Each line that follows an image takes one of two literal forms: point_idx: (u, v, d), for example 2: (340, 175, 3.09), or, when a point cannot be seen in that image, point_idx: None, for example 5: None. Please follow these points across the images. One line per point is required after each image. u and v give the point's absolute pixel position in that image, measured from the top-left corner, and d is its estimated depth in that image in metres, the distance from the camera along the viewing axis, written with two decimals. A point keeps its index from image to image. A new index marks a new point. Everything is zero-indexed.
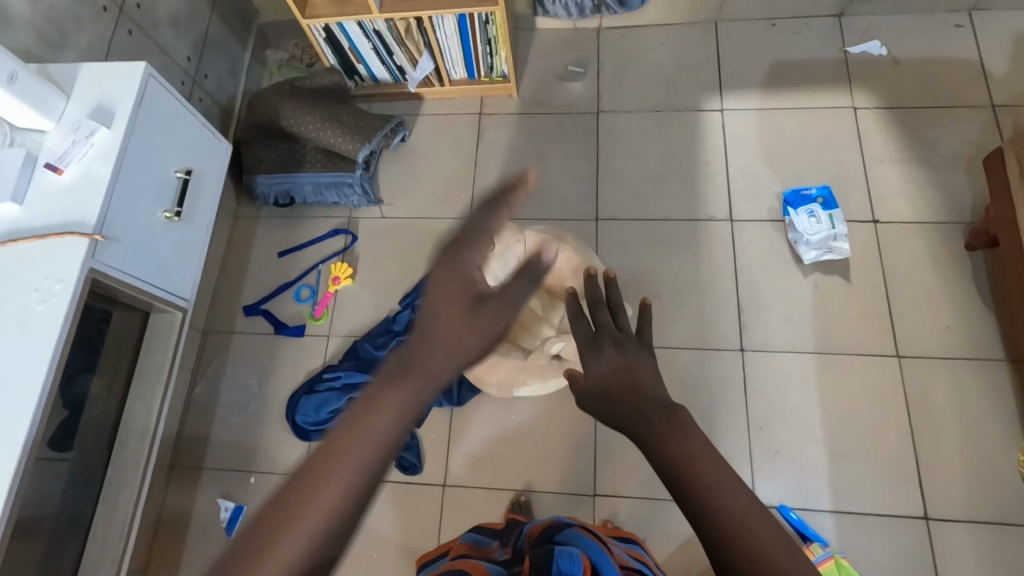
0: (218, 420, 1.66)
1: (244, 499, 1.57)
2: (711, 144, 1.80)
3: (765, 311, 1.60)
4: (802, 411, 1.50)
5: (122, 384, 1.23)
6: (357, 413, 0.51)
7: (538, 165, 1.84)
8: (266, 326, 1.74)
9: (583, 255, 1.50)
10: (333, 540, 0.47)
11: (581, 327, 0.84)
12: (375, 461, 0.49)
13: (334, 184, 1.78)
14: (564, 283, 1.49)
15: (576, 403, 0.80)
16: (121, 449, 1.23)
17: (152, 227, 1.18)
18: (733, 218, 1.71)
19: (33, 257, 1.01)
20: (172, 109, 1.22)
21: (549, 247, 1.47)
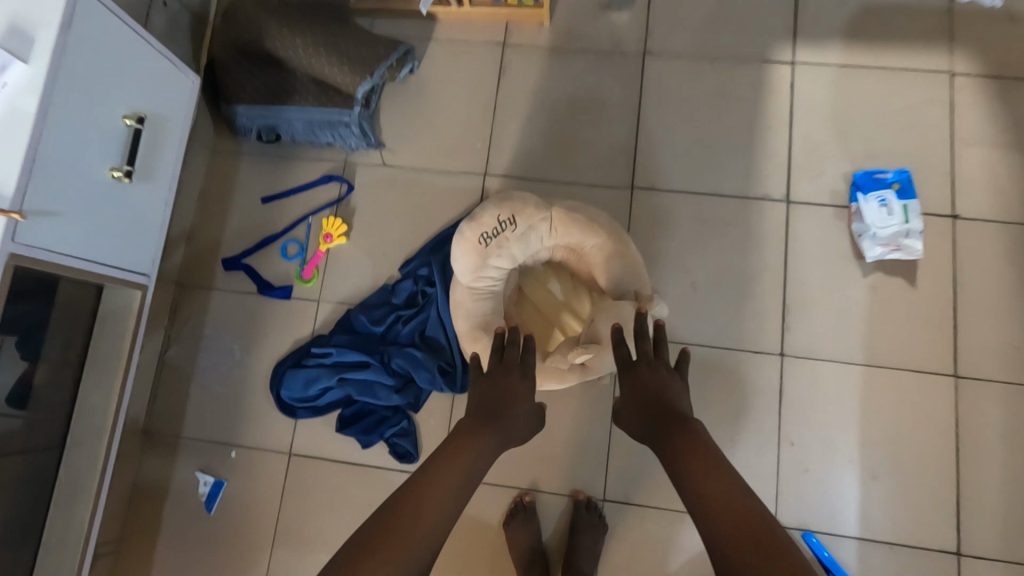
0: (195, 386, 1.51)
1: (225, 474, 1.46)
2: (775, 106, 1.53)
3: (813, 313, 1.42)
4: (840, 428, 1.36)
5: (71, 372, 1.05)
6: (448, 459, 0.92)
7: (569, 116, 1.57)
8: (248, 284, 1.55)
9: (618, 239, 1.29)
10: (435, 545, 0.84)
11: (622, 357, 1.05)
12: (459, 494, 0.90)
13: (327, 122, 1.51)
14: (591, 270, 1.33)
15: (624, 417, 1.03)
16: (80, 425, 1.07)
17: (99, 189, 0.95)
18: (790, 199, 1.47)
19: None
20: (116, 34, 0.94)
21: (579, 230, 1.29)
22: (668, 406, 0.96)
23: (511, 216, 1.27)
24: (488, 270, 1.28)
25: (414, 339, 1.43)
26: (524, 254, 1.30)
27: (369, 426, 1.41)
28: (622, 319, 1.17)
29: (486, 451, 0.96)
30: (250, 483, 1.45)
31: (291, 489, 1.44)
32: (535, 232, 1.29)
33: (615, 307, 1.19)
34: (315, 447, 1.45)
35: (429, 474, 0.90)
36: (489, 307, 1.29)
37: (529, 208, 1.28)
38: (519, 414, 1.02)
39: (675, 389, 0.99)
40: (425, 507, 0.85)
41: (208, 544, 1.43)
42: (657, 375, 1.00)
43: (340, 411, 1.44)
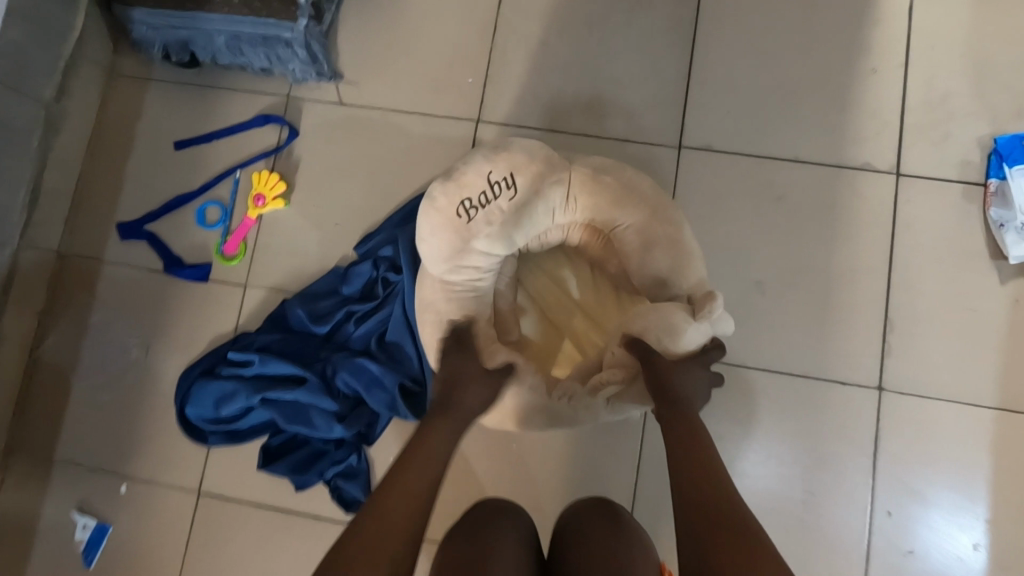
0: (77, 394, 1.12)
1: (111, 515, 1.08)
2: (884, 39, 1.10)
3: (927, 331, 1.01)
4: (957, 495, 0.98)
5: None
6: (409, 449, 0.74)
7: (596, 45, 1.14)
8: (152, 259, 1.15)
9: (662, 214, 0.89)
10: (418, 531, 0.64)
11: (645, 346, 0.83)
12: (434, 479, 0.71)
13: (260, 38, 1.09)
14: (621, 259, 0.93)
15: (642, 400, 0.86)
16: None
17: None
18: (900, 171, 1.06)
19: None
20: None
21: (606, 199, 0.91)
22: (673, 395, 0.79)
23: (510, 179, 0.89)
24: (471, 256, 0.89)
25: (369, 347, 1.03)
26: (525, 236, 0.91)
27: (303, 462, 1.03)
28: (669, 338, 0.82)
29: (450, 429, 0.78)
30: (144, 530, 1.07)
31: (198, 541, 1.06)
32: (542, 202, 0.90)
33: (668, 312, 0.82)
34: (232, 484, 1.07)
35: (404, 465, 0.71)
36: (472, 310, 0.91)
37: (534, 166, 0.89)
38: (479, 386, 0.84)
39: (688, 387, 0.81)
40: (393, 498, 0.66)
41: None
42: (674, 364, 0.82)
43: (266, 440, 1.05)
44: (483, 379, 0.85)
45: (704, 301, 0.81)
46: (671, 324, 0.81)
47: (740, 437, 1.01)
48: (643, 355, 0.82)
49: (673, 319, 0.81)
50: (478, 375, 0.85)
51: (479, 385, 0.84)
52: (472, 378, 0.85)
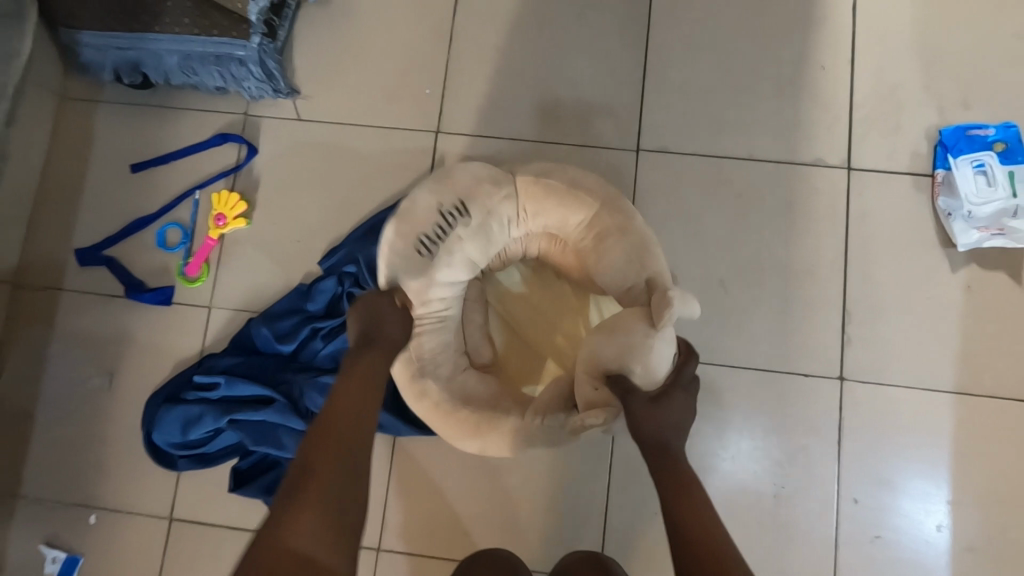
0: (40, 425, 1.10)
1: (81, 547, 1.06)
2: (831, 36, 1.12)
3: (885, 319, 1.04)
4: (920, 480, 1.00)
5: None
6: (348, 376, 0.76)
7: (552, 52, 1.15)
8: (111, 284, 1.13)
9: (610, 209, 0.90)
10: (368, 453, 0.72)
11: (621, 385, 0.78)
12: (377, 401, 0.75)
13: (212, 57, 1.08)
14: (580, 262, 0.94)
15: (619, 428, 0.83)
16: None
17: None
18: (852, 165, 1.08)
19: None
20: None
21: (556, 204, 0.92)
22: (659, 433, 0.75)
23: (465, 210, 0.90)
24: (433, 288, 0.90)
25: (337, 363, 1.03)
26: (485, 256, 0.93)
27: (274, 483, 1.01)
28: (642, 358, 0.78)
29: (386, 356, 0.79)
30: (116, 560, 1.06)
31: (171, 568, 1.05)
32: (494, 219, 0.91)
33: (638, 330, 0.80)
34: (204, 508, 1.05)
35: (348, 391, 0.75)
36: (441, 338, 0.92)
37: (478, 185, 0.91)
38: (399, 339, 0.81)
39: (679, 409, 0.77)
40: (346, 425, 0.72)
41: None
42: (659, 400, 0.77)
43: (236, 462, 1.04)
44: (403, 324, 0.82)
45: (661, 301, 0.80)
46: (642, 345, 0.79)
47: (710, 434, 1.03)
48: (626, 392, 0.77)
49: (640, 337, 0.79)
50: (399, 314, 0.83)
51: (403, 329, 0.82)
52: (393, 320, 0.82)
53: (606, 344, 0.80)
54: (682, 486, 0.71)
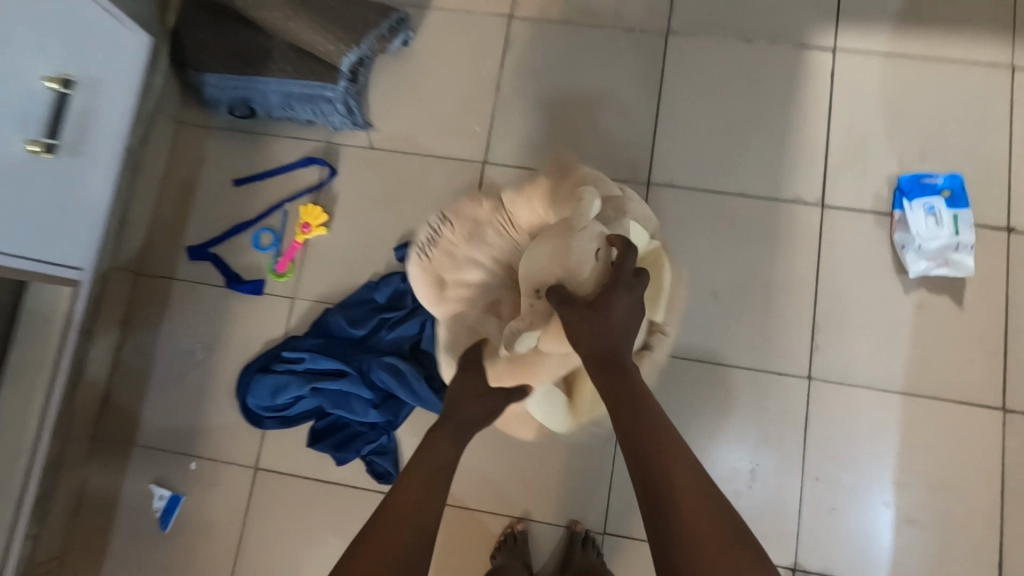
0: (153, 387, 1.35)
1: (183, 488, 1.31)
2: (813, 96, 1.36)
3: (847, 331, 1.26)
4: (871, 464, 1.22)
5: None
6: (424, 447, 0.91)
7: (580, 101, 1.39)
8: (214, 277, 1.39)
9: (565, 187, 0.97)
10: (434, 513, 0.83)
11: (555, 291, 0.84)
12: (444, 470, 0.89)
13: (307, 97, 1.34)
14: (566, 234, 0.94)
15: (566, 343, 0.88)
16: None
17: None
18: (826, 203, 1.31)
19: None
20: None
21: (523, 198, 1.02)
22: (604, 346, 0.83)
23: (450, 223, 1.09)
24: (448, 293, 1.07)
25: (397, 347, 1.28)
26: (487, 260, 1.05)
27: (343, 441, 1.26)
28: (565, 259, 0.84)
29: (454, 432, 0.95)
30: (210, 500, 1.30)
31: (255, 508, 1.29)
32: (482, 226, 1.06)
33: (563, 237, 0.86)
34: (284, 461, 1.30)
35: (422, 457, 0.90)
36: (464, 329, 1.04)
37: (463, 205, 1.10)
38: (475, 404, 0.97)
39: (614, 321, 0.84)
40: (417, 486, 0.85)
41: (163, 566, 1.29)
42: (595, 309, 0.83)
43: (312, 424, 1.29)
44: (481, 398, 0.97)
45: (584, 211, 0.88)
46: (571, 249, 0.84)
47: (698, 419, 1.26)
48: (558, 297, 0.83)
49: (570, 242, 0.85)
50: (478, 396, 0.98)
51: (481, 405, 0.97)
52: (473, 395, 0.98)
53: (534, 257, 0.87)
54: (645, 426, 0.79)
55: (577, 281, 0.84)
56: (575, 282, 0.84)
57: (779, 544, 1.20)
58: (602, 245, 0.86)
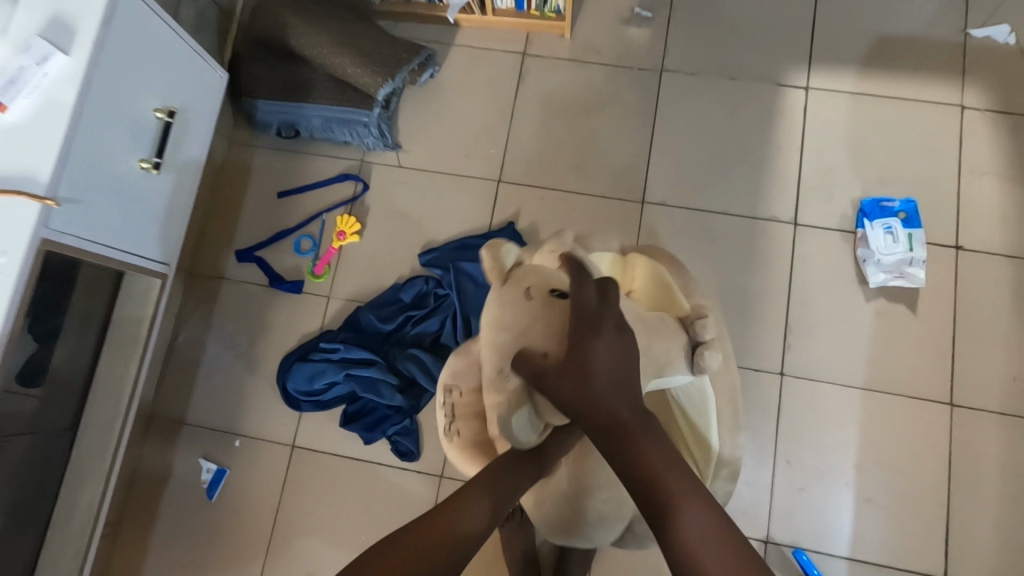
0: (203, 373, 1.53)
1: (228, 463, 1.48)
2: (788, 128, 1.55)
3: (815, 333, 1.44)
4: (835, 450, 1.39)
5: (92, 348, 1.10)
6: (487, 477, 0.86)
7: (584, 129, 1.59)
8: (259, 277, 1.57)
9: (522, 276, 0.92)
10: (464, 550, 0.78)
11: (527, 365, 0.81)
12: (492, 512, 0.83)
13: (346, 122, 1.54)
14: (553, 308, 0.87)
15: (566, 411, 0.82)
16: (92, 408, 1.12)
17: (5, 197, 0.84)
18: (799, 222, 1.50)
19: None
20: (140, 33, 0.96)
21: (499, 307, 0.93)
22: (596, 394, 0.76)
23: (455, 388, 1.07)
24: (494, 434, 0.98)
25: (421, 340, 1.45)
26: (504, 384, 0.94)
27: (371, 423, 1.43)
28: (516, 331, 0.87)
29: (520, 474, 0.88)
30: (251, 474, 1.47)
31: (292, 481, 1.46)
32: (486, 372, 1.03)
33: (510, 310, 0.88)
34: (318, 440, 1.47)
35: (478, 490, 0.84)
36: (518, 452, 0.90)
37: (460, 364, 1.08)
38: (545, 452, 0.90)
39: (600, 372, 0.77)
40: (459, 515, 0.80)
41: (208, 531, 1.45)
42: (580, 356, 0.77)
43: (344, 407, 1.46)
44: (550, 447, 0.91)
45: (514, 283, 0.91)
46: (520, 317, 0.87)
47: None
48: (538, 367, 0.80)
49: (517, 313, 0.88)
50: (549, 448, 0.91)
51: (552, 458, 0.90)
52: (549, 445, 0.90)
53: (494, 344, 0.89)
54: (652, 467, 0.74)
55: (535, 344, 0.84)
56: (533, 346, 0.84)
57: (753, 518, 1.37)
58: (543, 302, 0.87)
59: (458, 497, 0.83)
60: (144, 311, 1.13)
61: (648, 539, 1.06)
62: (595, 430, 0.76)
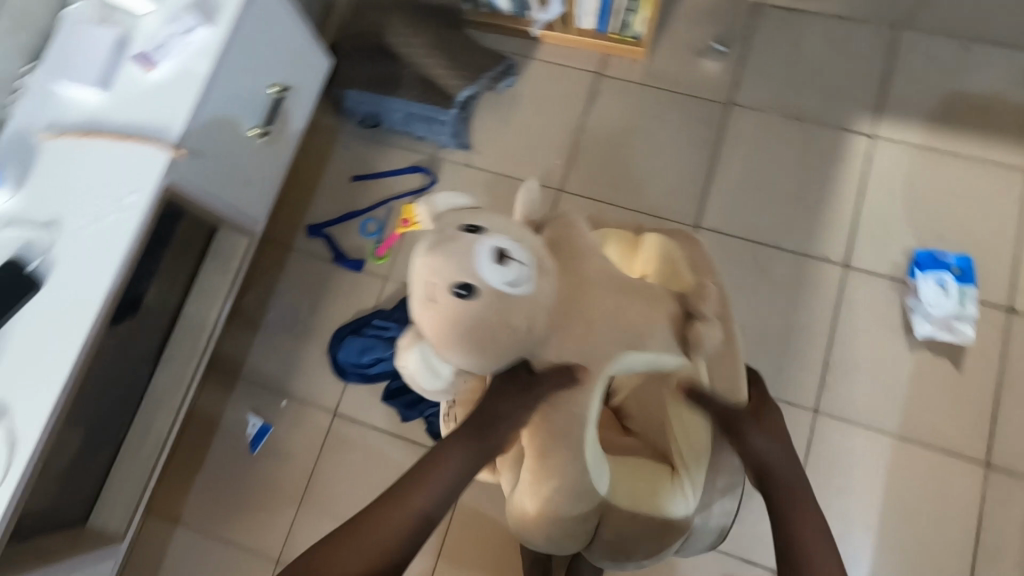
0: (261, 333, 1.64)
1: (272, 420, 1.57)
2: (849, 172, 1.58)
3: (854, 375, 1.45)
4: (860, 493, 1.39)
5: (182, 282, 1.21)
6: (428, 465, 0.92)
7: (647, 150, 1.65)
8: (324, 251, 1.68)
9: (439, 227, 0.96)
10: (401, 544, 0.86)
11: (432, 304, 0.89)
12: (425, 503, 0.89)
13: (425, 117, 1.64)
14: (447, 265, 0.89)
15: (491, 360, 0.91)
16: (174, 340, 1.22)
17: (141, 142, 0.94)
18: (849, 264, 1.52)
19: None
20: (269, 15, 1.07)
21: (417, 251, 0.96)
22: (771, 445, 0.94)
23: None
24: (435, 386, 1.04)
25: None
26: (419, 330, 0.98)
27: (411, 402, 1.51)
28: (427, 266, 0.91)
29: (459, 459, 0.92)
30: (293, 433, 1.56)
31: (329, 446, 1.54)
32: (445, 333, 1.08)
33: (418, 251, 0.94)
34: (359, 410, 1.55)
35: (419, 482, 0.91)
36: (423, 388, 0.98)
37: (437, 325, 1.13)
38: (490, 434, 0.93)
39: (781, 435, 0.95)
40: (393, 509, 0.88)
41: (246, 481, 1.54)
42: (767, 419, 0.96)
43: (387, 383, 1.54)
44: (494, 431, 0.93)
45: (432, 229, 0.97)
46: (428, 273, 0.90)
47: None
48: (443, 307, 0.88)
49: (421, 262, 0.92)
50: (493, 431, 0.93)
51: (496, 434, 0.93)
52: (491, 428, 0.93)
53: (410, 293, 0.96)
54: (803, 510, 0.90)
55: (441, 281, 0.88)
56: (445, 282, 0.88)
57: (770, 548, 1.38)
58: (454, 239, 0.92)
59: (402, 481, 0.92)
60: (236, 249, 1.24)
61: (621, 556, 1.00)
62: (765, 474, 0.92)
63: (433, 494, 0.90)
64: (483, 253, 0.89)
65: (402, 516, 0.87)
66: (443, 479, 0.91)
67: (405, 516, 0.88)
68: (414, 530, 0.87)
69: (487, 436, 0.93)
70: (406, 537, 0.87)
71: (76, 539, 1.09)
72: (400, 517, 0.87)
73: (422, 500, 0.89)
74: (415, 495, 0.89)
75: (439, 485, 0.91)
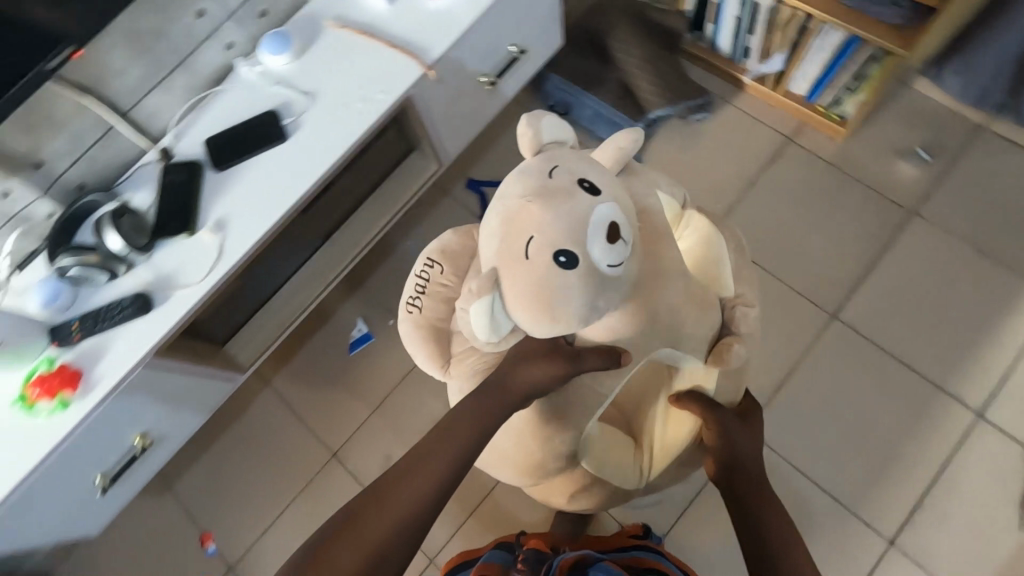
0: (394, 255, 1.78)
1: (375, 332, 1.71)
2: (1018, 324, 1.48)
3: (947, 526, 1.36)
4: None
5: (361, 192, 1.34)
6: (435, 437, 0.93)
7: (810, 226, 1.63)
8: (474, 206, 1.80)
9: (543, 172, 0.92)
10: (420, 512, 0.87)
11: (527, 259, 0.86)
12: (439, 473, 0.89)
13: (612, 123, 1.71)
14: (554, 222, 0.86)
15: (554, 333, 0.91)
16: (341, 237, 1.35)
17: (403, 54, 1.09)
18: (984, 415, 1.42)
19: (267, 52, 1.10)
20: None
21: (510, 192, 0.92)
22: (747, 438, 0.98)
23: (438, 264, 1.13)
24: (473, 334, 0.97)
25: None
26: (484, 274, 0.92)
27: None
28: (530, 218, 0.87)
29: (469, 427, 0.92)
30: (389, 351, 1.68)
31: (415, 375, 1.65)
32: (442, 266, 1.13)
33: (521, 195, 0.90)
34: None
35: (429, 453, 0.91)
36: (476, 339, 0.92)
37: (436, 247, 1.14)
38: (508, 401, 0.93)
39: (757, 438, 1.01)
40: (404, 483, 0.88)
41: (333, 375, 1.68)
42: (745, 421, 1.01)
43: None
44: (511, 395, 0.93)
45: (536, 171, 0.92)
46: (528, 226, 0.87)
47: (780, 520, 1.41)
48: (541, 266, 0.85)
49: (521, 209, 0.88)
50: (509, 392, 0.93)
51: (511, 396, 0.93)
52: (508, 394, 0.93)
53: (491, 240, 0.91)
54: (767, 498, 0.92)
55: (546, 241, 0.85)
56: (547, 242, 0.85)
57: None
58: (566, 194, 0.88)
59: (395, 472, 0.91)
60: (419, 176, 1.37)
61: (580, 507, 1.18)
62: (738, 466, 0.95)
63: (443, 462, 0.90)
64: (594, 225, 0.86)
65: (414, 489, 0.88)
66: (452, 445, 0.91)
67: (418, 487, 0.88)
68: (431, 500, 0.88)
69: (503, 402, 0.93)
70: (421, 507, 0.87)
71: (213, 352, 1.24)
72: (413, 490, 0.88)
73: (433, 470, 0.89)
74: (428, 466, 0.89)
75: (449, 454, 0.90)
